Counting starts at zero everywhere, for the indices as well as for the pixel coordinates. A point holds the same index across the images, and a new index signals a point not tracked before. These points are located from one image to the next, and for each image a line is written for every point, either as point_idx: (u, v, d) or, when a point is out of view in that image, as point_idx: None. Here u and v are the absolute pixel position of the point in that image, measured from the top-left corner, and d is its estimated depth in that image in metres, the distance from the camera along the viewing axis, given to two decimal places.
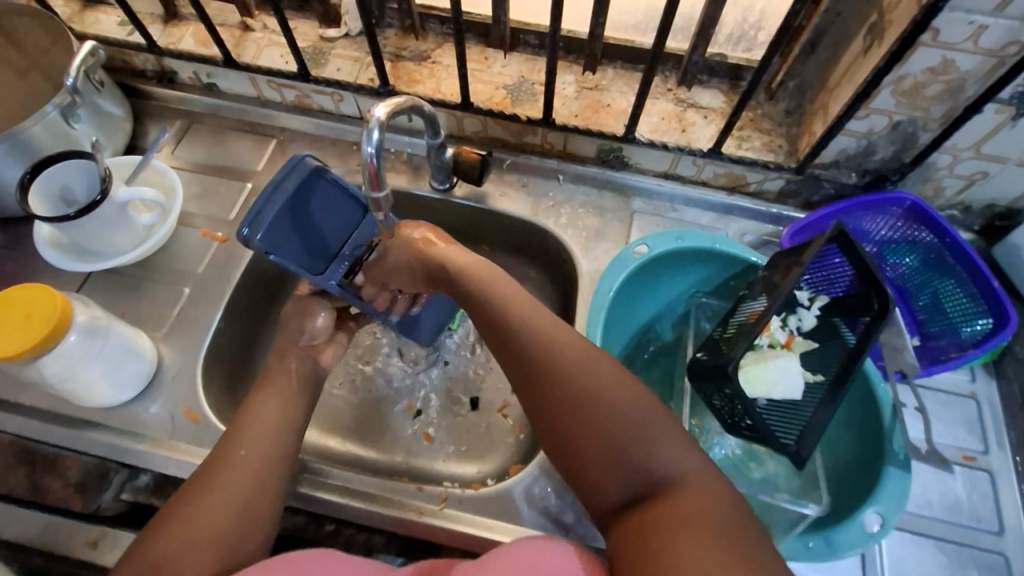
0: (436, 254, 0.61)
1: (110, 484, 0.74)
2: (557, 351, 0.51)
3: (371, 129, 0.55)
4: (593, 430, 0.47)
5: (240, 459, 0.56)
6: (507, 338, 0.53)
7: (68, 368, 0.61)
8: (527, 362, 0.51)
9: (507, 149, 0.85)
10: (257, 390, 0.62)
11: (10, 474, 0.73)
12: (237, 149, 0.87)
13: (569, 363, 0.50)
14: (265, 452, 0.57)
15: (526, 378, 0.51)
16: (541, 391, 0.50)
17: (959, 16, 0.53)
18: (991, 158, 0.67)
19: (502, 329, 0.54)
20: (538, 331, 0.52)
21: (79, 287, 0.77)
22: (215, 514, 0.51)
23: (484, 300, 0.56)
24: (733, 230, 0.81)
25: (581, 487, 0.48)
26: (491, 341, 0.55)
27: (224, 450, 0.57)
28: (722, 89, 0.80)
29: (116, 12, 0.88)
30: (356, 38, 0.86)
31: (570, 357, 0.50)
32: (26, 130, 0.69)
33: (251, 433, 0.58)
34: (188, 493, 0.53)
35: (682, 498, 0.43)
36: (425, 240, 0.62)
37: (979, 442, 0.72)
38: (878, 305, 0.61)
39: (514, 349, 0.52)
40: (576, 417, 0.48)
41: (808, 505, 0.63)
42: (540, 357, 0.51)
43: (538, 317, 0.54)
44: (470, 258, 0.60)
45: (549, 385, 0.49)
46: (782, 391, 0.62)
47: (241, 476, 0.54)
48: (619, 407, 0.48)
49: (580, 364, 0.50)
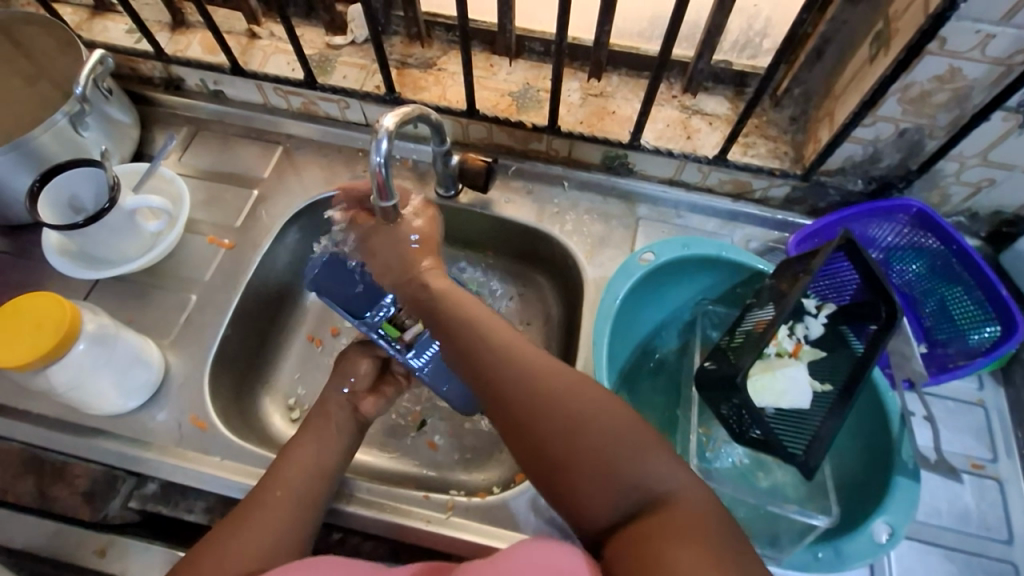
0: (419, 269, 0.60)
1: (118, 494, 0.73)
2: (543, 381, 0.49)
3: (379, 139, 0.55)
4: (588, 460, 0.46)
5: (276, 499, 0.56)
6: (488, 370, 0.51)
7: (77, 376, 0.62)
8: (512, 395, 0.49)
9: (512, 156, 0.85)
10: (301, 431, 0.63)
11: (18, 482, 0.74)
12: (243, 156, 0.87)
13: (558, 391, 0.49)
14: (300, 493, 0.58)
15: (510, 411, 0.49)
16: (530, 425, 0.48)
17: (967, 26, 0.53)
18: (998, 166, 0.67)
19: (485, 354, 0.52)
20: (522, 362, 0.51)
21: (86, 294, 0.77)
22: (249, 552, 0.52)
23: (466, 329, 0.54)
24: (738, 237, 0.81)
25: (578, 515, 0.47)
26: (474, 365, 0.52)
27: (259, 491, 0.57)
28: (727, 96, 0.80)
29: (124, 20, 0.88)
30: (362, 45, 0.86)
31: (561, 385, 0.49)
32: (36, 138, 0.69)
33: (288, 473, 0.59)
34: (220, 532, 0.54)
35: (685, 518, 0.43)
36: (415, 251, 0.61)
37: (988, 450, 0.72)
38: (884, 314, 0.62)
39: (496, 382, 0.50)
40: (572, 443, 0.47)
41: (817, 516, 0.61)
42: (525, 388, 0.49)
43: (520, 346, 0.52)
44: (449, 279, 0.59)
45: (537, 416, 0.48)
46: (790, 400, 0.62)
47: (276, 517, 0.55)
48: (616, 430, 0.47)
49: (570, 392, 0.49)
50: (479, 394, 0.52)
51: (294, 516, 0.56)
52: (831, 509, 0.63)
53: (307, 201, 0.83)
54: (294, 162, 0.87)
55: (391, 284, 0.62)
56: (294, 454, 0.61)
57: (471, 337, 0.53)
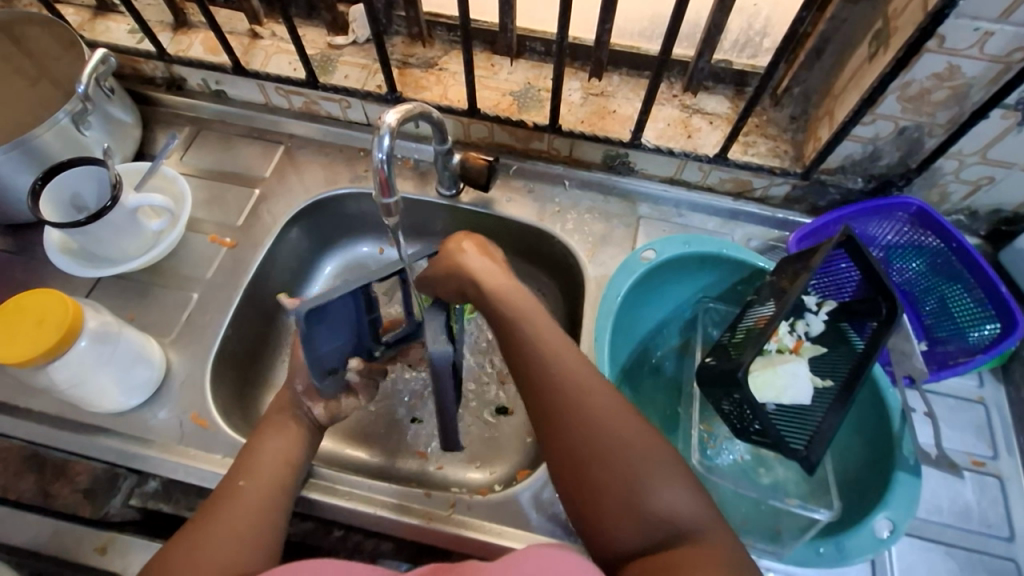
0: (464, 262, 0.60)
1: (120, 490, 0.74)
2: (585, 393, 0.51)
3: (382, 136, 0.57)
4: (617, 480, 0.47)
5: (247, 491, 0.56)
6: (532, 374, 0.53)
7: (79, 373, 0.62)
8: (550, 405, 0.51)
9: (514, 155, 0.86)
10: (258, 429, 0.63)
11: (20, 480, 0.74)
12: (245, 155, 0.87)
13: (591, 406, 0.50)
14: (268, 487, 0.57)
15: (546, 413, 0.51)
16: (562, 435, 0.50)
17: (965, 23, 0.54)
18: (997, 164, 0.67)
19: (533, 360, 0.53)
20: (565, 371, 0.52)
21: (88, 292, 0.77)
22: (223, 537, 0.52)
23: (520, 336, 0.55)
24: (739, 235, 0.81)
25: (589, 524, 0.48)
26: (521, 370, 0.54)
27: (225, 486, 0.57)
28: (727, 95, 0.81)
29: (126, 21, 0.88)
30: (364, 45, 0.87)
31: (597, 401, 0.50)
32: (38, 136, 0.70)
33: (253, 465, 0.59)
34: (189, 527, 0.53)
35: (705, 553, 0.43)
36: (464, 251, 0.61)
37: (988, 448, 0.72)
38: (885, 309, 0.62)
39: (536, 385, 0.52)
40: (593, 458, 0.48)
41: (819, 510, 0.60)
42: (568, 401, 0.50)
43: (563, 355, 0.53)
44: (495, 270, 0.60)
45: (568, 424, 0.50)
46: (791, 396, 0.62)
47: (243, 506, 0.55)
48: (636, 448, 0.48)
49: (606, 407, 0.50)
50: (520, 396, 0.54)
51: (264, 505, 0.56)
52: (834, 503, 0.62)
53: (309, 200, 0.84)
54: (295, 161, 0.87)
55: (438, 274, 0.62)
56: (263, 447, 0.60)
57: (525, 339, 0.54)
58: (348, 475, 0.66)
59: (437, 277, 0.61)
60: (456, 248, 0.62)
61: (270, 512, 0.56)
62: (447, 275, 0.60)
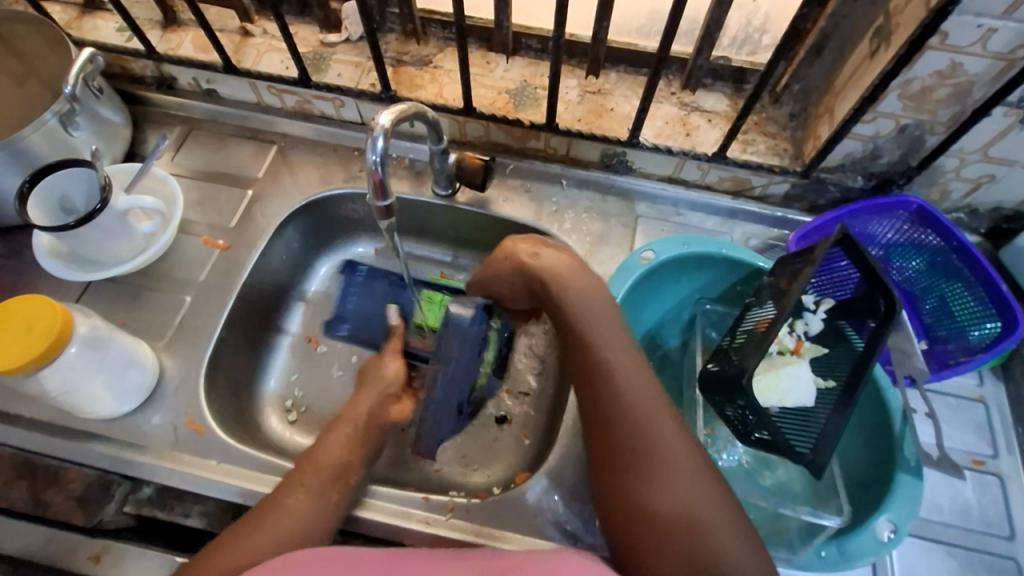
0: (536, 260, 0.62)
1: (112, 497, 0.72)
2: (644, 399, 0.53)
3: (376, 138, 0.56)
4: (671, 517, 0.48)
5: (297, 505, 0.54)
6: (597, 376, 0.54)
7: (70, 380, 0.61)
8: (615, 429, 0.52)
9: (510, 154, 0.85)
10: (327, 434, 0.62)
11: (11, 488, 0.72)
12: (238, 155, 0.86)
13: (644, 413, 0.52)
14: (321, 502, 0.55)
15: (601, 415, 0.53)
16: (624, 466, 0.50)
17: (968, 20, 0.53)
18: (998, 161, 0.66)
19: (602, 379, 0.54)
20: (628, 383, 0.53)
21: (78, 297, 0.76)
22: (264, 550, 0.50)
23: (592, 348, 0.56)
24: (738, 234, 0.81)
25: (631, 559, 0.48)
26: (588, 388, 0.55)
27: (282, 493, 0.55)
28: (726, 92, 0.80)
29: (115, 19, 0.87)
30: (357, 43, 0.85)
31: (661, 433, 0.51)
32: (25, 138, 0.68)
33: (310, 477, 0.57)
34: (235, 531, 0.52)
35: None
36: (530, 250, 0.63)
37: (989, 446, 0.72)
38: (883, 305, 0.61)
39: (597, 388, 0.54)
40: (637, 461, 0.50)
41: (829, 518, 0.59)
42: (632, 428, 0.51)
43: (627, 361, 0.55)
44: (565, 263, 0.62)
45: (631, 454, 0.50)
46: (794, 399, 0.62)
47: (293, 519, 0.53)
48: (674, 463, 0.50)
49: (661, 417, 0.52)
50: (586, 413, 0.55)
51: (307, 523, 0.54)
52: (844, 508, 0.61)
53: (303, 201, 0.83)
54: (289, 161, 0.86)
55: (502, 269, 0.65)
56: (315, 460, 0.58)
57: (599, 354, 0.55)
58: (391, 490, 0.65)
59: (499, 275, 0.66)
60: (514, 249, 0.64)
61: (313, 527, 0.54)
62: (515, 274, 0.63)
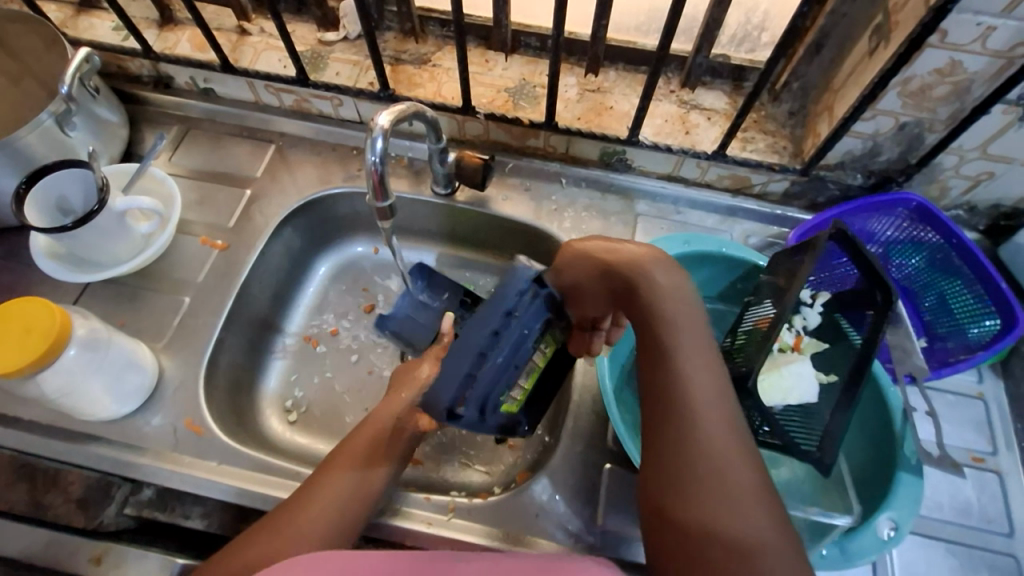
0: (616, 256, 0.55)
1: (112, 500, 0.71)
2: (717, 419, 0.48)
3: (375, 138, 0.56)
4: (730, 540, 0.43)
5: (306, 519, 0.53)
6: (667, 388, 0.50)
7: (68, 382, 0.60)
8: (676, 440, 0.48)
9: (509, 153, 0.85)
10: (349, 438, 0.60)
11: (10, 491, 0.71)
12: (236, 155, 0.85)
13: (711, 434, 0.47)
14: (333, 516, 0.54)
15: (665, 423, 0.49)
16: (686, 480, 0.46)
17: (968, 18, 0.53)
18: (997, 159, 0.66)
19: (672, 388, 0.50)
20: (698, 393, 0.49)
21: (76, 299, 0.76)
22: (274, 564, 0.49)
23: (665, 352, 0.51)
24: (737, 232, 0.81)
25: None
26: (659, 396, 0.50)
27: (292, 507, 0.54)
28: (725, 90, 0.80)
29: (111, 17, 0.86)
30: (355, 41, 0.85)
31: (725, 448, 0.47)
32: (21, 138, 0.68)
33: (320, 489, 0.55)
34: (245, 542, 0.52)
35: None
36: (609, 246, 0.56)
37: (988, 443, 0.72)
38: (881, 299, 0.60)
39: (664, 395, 0.50)
40: (693, 479, 0.46)
41: (840, 517, 0.59)
42: (698, 440, 0.47)
43: (704, 377, 0.50)
44: (649, 260, 0.55)
45: (693, 468, 0.46)
46: (798, 396, 0.62)
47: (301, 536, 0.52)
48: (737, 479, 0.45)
49: (728, 441, 0.47)
50: (649, 421, 0.51)
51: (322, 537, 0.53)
52: (852, 508, 0.61)
53: (301, 200, 0.82)
54: (287, 160, 0.85)
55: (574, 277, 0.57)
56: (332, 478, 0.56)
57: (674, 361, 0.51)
58: (417, 496, 0.64)
59: (574, 279, 0.58)
60: (587, 247, 0.57)
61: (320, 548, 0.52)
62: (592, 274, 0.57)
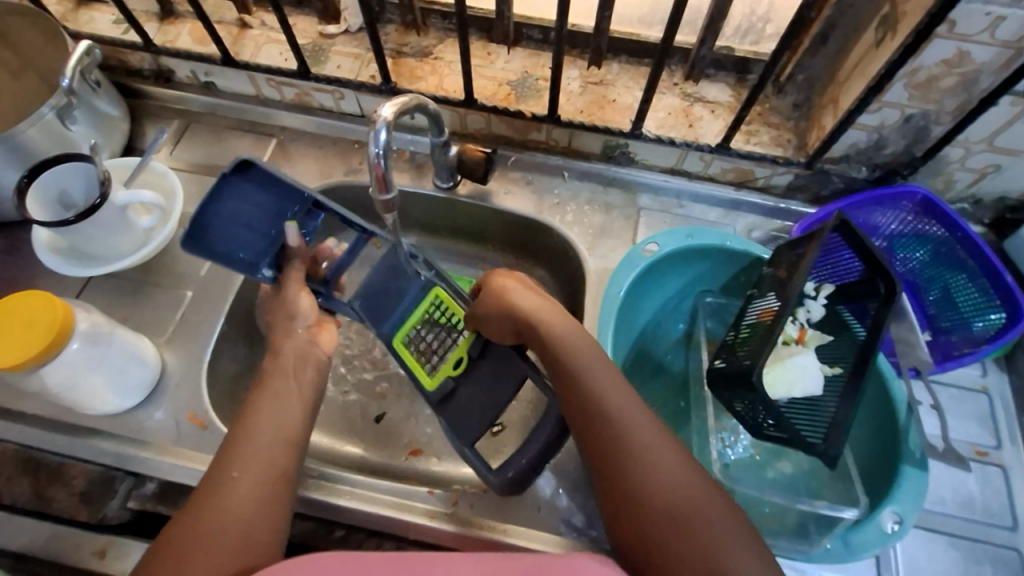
0: (517, 299, 0.60)
1: (116, 493, 0.72)
2: (632, 417, 0.52)
3: (378, 130, 0.55)
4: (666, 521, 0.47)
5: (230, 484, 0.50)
6: (588, 404, 0.53)
7: (70, 376, 0.60)
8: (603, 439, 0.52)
9: (512, 146, 0.84)
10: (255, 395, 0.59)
11: (13, 484, 0.73)
12: (237, 149, 0.85)
13: (640, 437, 0.51)
14: (263, 471, 0.52)
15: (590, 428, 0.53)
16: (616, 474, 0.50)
17: (977, 8, 0.53)
18: (1004, 151, 0.66)
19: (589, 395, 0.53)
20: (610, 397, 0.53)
21: (78, 292, 0.76)
22: (213, 532, 0.47)
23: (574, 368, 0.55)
24: (740, 226, 0.80)
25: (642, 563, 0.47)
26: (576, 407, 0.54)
27: (216, 475, 0.51)
28: (729, 82, 0.79)
29: (111, 11, 0.86)
30: (357, 34, 0.84)
31: (644, 440, 0.51)
32: (22, 132, 0.68)
33: (244, 452, 0.53)
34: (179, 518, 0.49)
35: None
36: (510, 288, 0.61)
37: (992, 437, 0.72)
38: (883, 289, 0.61)
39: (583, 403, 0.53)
40: (624, 471, 0.50)
41: (847, 509, 0.59)
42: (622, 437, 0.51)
43: (619, 389, 0.54)
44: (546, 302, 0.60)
45: (623, 462, 0.50)
46: (803, 388, 0.62)
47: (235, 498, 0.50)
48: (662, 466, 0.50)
49: (648, 434, 0.51)
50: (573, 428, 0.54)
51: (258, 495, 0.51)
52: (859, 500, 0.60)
53: None
54: (288, 154, 0.85)
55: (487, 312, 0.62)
56: (246, 454, 0.53)
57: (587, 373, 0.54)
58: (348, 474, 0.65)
59: (489, 318, 0.62)
60: (497, 288, 0.62)
61: (260, 540, 0.48)
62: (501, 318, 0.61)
